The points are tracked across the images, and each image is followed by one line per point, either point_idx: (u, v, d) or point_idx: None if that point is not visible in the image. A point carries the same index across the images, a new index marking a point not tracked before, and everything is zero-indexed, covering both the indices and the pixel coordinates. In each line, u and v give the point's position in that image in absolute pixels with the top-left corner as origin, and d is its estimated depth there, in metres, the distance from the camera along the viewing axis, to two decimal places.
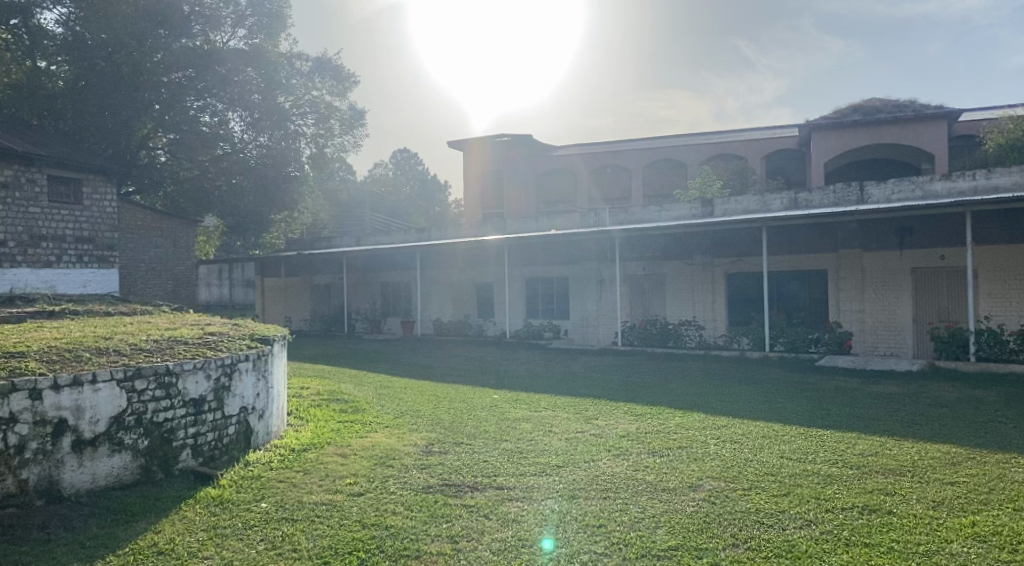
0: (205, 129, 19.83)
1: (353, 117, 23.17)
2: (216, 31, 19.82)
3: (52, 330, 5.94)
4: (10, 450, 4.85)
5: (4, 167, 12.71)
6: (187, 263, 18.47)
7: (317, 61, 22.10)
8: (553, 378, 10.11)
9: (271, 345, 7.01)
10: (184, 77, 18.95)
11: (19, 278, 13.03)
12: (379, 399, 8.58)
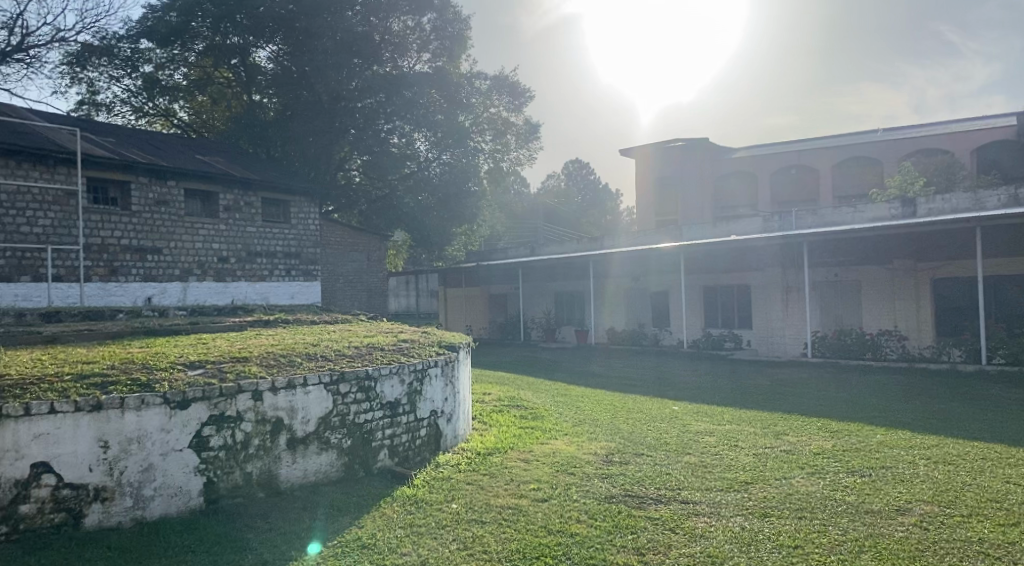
0: (395, 150, 20.73)
1: (529, 133, 23.71)
2: (403, 57, 21.21)
3: (268, 337, 6.56)
4: (238, 445, 5.45)
5: (227, 193, 14.30)
6: (379, 274, 19.76)
7: (496, 79, 22.63)
8: (741, 390, 9.75)
9: (457, 352, 7.32)
10: (375, 101, 19.85)
11: (239, 291, 14.56)
12: (557, 406, 8.68)
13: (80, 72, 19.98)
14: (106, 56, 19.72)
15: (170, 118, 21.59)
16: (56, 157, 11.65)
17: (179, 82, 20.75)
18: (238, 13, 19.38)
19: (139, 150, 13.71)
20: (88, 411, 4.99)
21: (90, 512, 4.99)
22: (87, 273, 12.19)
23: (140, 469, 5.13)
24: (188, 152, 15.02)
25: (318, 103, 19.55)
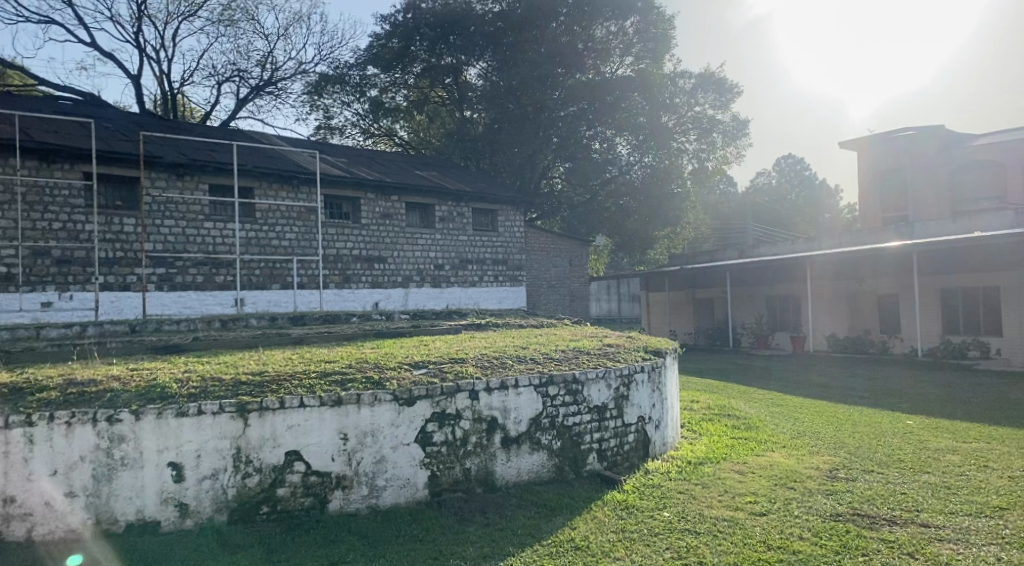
0: (597, 156, 20.93)
1: (737, 129, 22.58)
2: (606, 63, 21.35)
3: (481, 341, 6.89)
4: (458, 441, 5.76)
5: (443, 204, 15.38)
6: (580, 280, 20.02)
7: (701, 75, 22.00)
8: (1002, 403, 8.83)
9: (664, 357, 7.25)
10: (577, 109, 20.32)
11: (454, 296, 15.48)
12: (773, 417, 8.33)
13: (320, 99, 23.13)
14: (339, 83, 22.61)
15: (392, 137, 23.36)
16: (300, 178, 13.02)
17: (400, 104, 22.75)
18: (452, 34, 21.45)
19: (365, 167, 15.05)
20: (330, 406, 5.51)
21: (333, 498, 5.49)
22: (326, 281, 13.46)
23: (374, 461, 5.57)
24: (406, 168, 16.25)
25: (522, 115, 20.56)
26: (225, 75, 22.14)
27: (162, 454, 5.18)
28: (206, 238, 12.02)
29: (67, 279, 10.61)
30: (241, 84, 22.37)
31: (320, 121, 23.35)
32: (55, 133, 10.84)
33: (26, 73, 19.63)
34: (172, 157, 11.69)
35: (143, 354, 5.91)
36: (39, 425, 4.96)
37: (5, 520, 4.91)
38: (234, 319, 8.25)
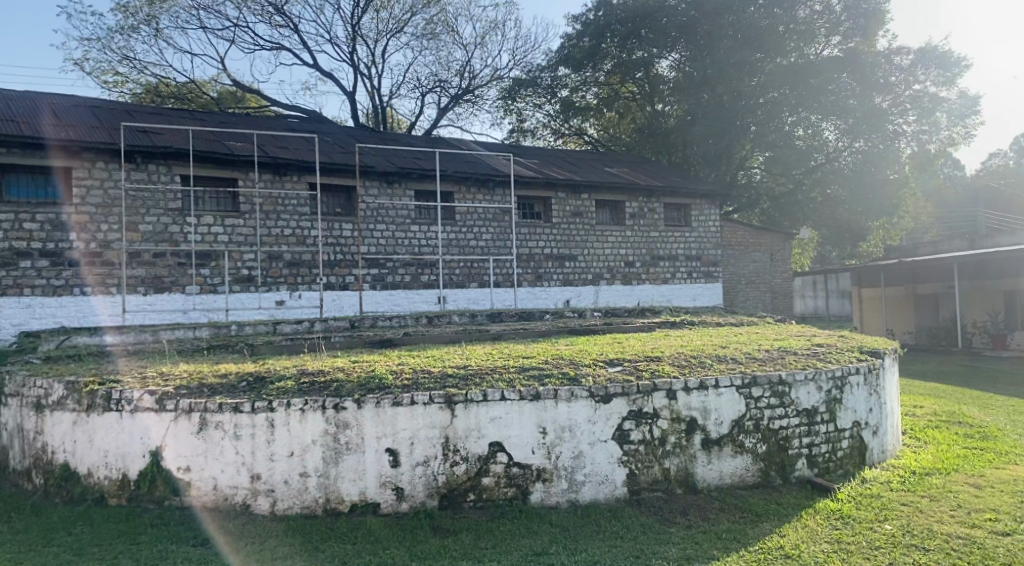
0: (800, 143, 19.88)
1: (965, 107, 20.33)
2: (810, 45, 20.04)
3: (677, 341, 6.82)
4: (656, 440, 5.71)
5: (633, 200, 15.38)
6: (783, 275, 19.34)
7: (922, 50, 19.95)
8: None
9: (882, 359, 6.75)
10: (778, 94, 19.52)
11: (645, 293, 15.45)
12: (1015, 427, 7.50)
13: (513, 103, 24.52)
14: (532, 86, 23.73)
15: (582, 136, 24.25)
16: (495, 181, 13.65)
17: (591, 101, 23.37)
18: (644, 28, 21.22)
19: (558, 167, 15.35)
20: (530, 400, 5.66)
21: (534, 490, 5.65)
22: (520, 279, 14.04)
23: (572, 456, 5.66)
24: (596, 165, 16.51)
25: (719, 104, 19.81)
26: (429, 86, 23.55)
27: (381, 440, 5.56)
28: (413, 240, 12.99)
29: (296, 280, 11.86)
30: (442, 94, 23.72)
31: (514, 124, 24.91)
32: (285, 148, 12.15)
33: (261, 96, 22.52)
34: (383, 166, 12.66)
35: (361, 348, 6.42)
36: (278, 411, 5.45)
37: (253, 495, 5.43)
38: (438, 315, 8.87)
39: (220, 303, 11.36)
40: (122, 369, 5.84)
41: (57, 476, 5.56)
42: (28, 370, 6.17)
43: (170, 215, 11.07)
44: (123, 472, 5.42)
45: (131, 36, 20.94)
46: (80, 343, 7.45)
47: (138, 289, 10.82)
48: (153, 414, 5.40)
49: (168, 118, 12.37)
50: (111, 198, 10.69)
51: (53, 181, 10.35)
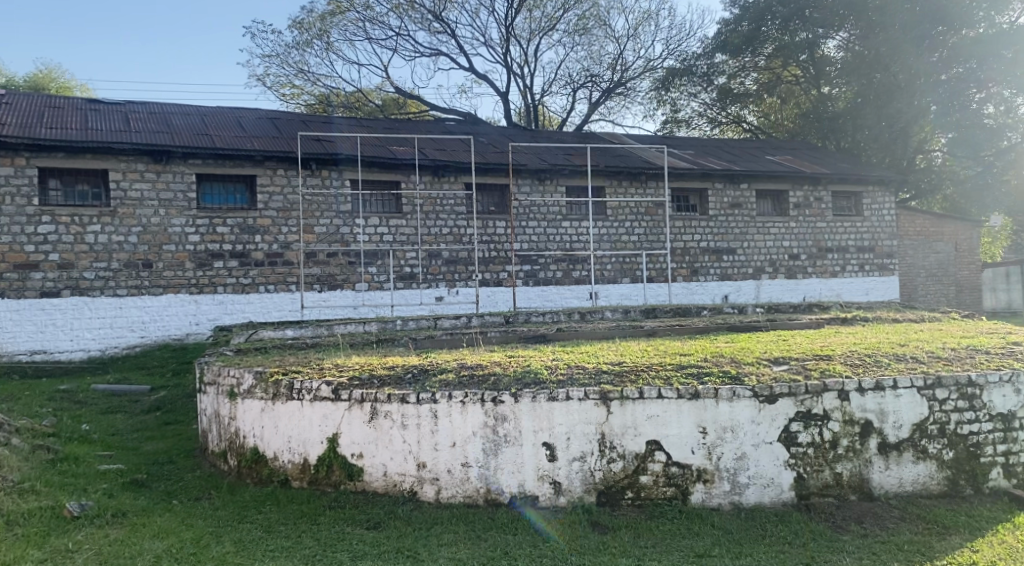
0: (990, 122, 19.15)
1: None
2: (1004, 11, 18.41)
3: (849, 338, 6.60)
4: (826, 444, 5.49)
5: (797, 190, 16.17)
6: (970, 268, 18.20)
7: None
8: None
9: None
10: (965, 68, 18.81)
11: (811, 288, 16.34)
12: None
13: (667, 93, 24.46)
14: (687, 75, 23.53)
15: (741, 123, 24.01)
16: (648, 174, 14.82)
17: (749, 87, 23.08)
18: (808, 8, 20.61)
19: (713, 158, 16.37)
20: (688, 399, 5.53)
21: (695, 490, 5.54)
22: (674, 274, 15.19)
23: (735, 457, 5.51)
24: (758, 155, 17.15)
25: (892, 83, 19.09)
26: (580, 82, 24.82)
27: (538, 434, 5.62)
28: (564, 236, 14.45)
29: (453, 278, 13.75)
30: (593, 89, 25.03)
31: (668, 115, 24.89)
32: (444, 151, 14.05)
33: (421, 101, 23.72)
34: (535, 164, 14.15)
35: (517, 343, 6.56)
36: (441, 402, 5.66)
37: (419, 482, 5.68)
38: (590, 312, 8.93)
39: (386, 299, 13.41)
40: (300, 361, 6.26)
41: (248, 457, 6.09)
42: (222, 361, 6.75)
43: (340, 217, 13.16)
44: (303, 456, 5.84)
45: (306, 52, 23.55)
46: (266, 337, 8.05)
47: (315, 286, 12.98)
48: (330, 402, 5.77)
49: (338, 128, 14.67)
50: (290, 203, 12.88)
51: (240, 188, 12.82)
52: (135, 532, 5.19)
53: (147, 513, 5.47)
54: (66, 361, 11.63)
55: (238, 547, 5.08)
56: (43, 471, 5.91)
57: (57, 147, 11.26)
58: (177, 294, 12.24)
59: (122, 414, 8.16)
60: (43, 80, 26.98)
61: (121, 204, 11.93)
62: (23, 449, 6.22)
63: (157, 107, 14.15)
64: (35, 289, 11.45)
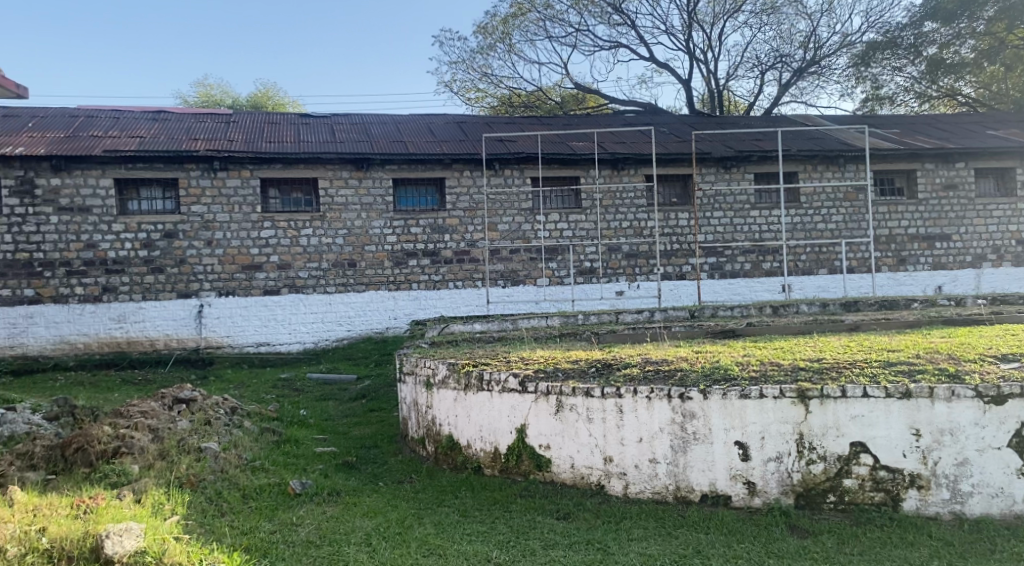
0: None
1: None
2: None
3: None
4: None
5: None
6: None
7: None
8: None
9: None
10: None
11: None
12: None
13: (867, 69, 23.33)
14: (891, 48, 22.30)
15: (956, 97, 22.14)
16: (847, 157, 14.28)
17: (967, 56, 21.10)
18: None
19: (921, 136, 15.33)
20: (899, 398, 5.11)
21: (907, 497, 5.14)
22: (878, 264, 14.51)
23: (955, 463, 5.04)
24: (977, 130, 15.72)
25: None
26: (769, 63, 24.27)
27: (729, 433, 5.40)
28: (753, 227, 14.31)
29: (634, 272, 13.97)
30: (784, 69, 24.30)
31: (868, 93, 23.71)
32: (624, 144, 14.28)
33: (600, 95, 23.84)
34: (721, 152, 14.18)
35: (706, 339, 6.45)
36: (626, 397, 5.59)
37: (606, 476, 5.70)
38: (784, 305, 8.69)
39: (567, 294, 13.88)
40: (489, 355, 6.48)
41: (444, 444, 6.42)
42: (418, 353, 7.14)
43: (522, 214, 13.82)
44: (495, 444, 6.06)
45: (490, 55, 24.63)
46: (457, 331, 8.40)
47: (499, 282, 13.76)
48: (518, 394, 5.92)
49: (520, 127, 15.37)
50: (476, 203, 13.71)
51: (431, 190, 13.82)
52: (347, 510, 5.63)
53: (357, 493, 5.92)
54: (286, 352, 13.19)
55: (439, 529, 5.37)
56: (270, 451, 6.60)
57: (277, 159, 12.84)
58: (377, 291, 13.46)
59: (333, 401, 8.97)
60: (261, 99, 30.44)
61: (329, 209, 13.23)
62: (253, 432, 7.01)
63: (359, 117, 15.65)
64: (260, 288, 13.06)
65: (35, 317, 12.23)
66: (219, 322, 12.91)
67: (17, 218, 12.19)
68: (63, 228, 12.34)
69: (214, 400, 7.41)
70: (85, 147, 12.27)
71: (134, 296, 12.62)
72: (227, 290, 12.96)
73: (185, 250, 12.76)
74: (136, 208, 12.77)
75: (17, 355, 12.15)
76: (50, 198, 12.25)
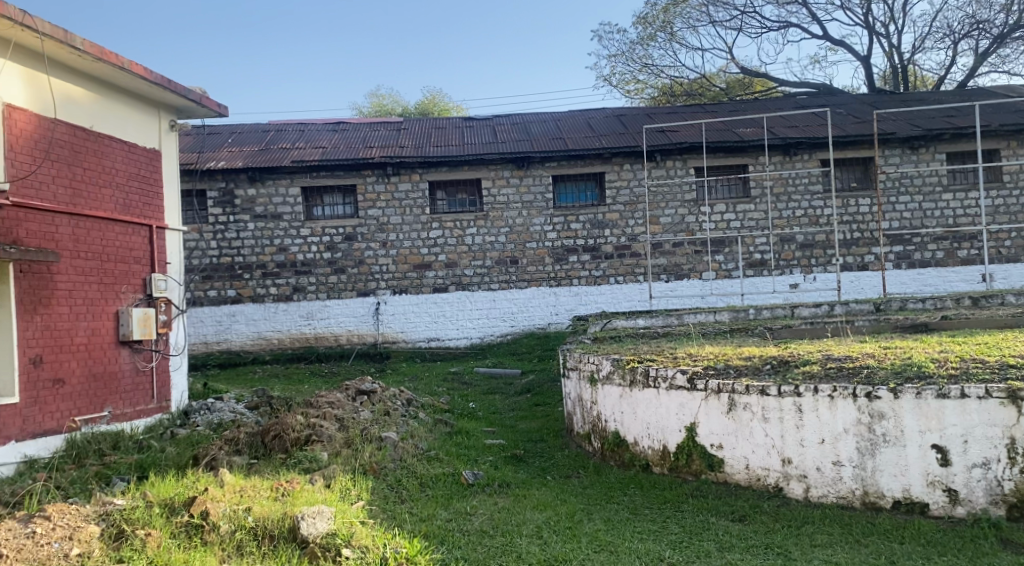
0: None
1: None
2: None
3: None
4: None
5: None
6: None
7: None
8: None
9: None
10: None
11: None
12: None
13: None
14: None
15: None
16: None
17: None
18: None
19: None
20: None
21: None
22: None
23: None
24: None
25: None
26: (963, 30, 22.53)
27: (925, 436, 4.98)
28: (945, 210, 13.59)
29: (810, 263, 13.63)
30: (981, 37, 22.41)
31: None
32: (795, 128, 13.78)
33: (768, 79, 23.00)
34: (907, 131, 13.47)
35: (895, 335, 6.06)
36: (806, 396, 5.28)
37: (785, 478, 5.43)
38: (985, 296, 7.99)
39: (735, 288, 13.76)
40: (655, 351, 6.38)
41: (611, 441, 6.41)
42: (582, 349, 7.16)
43: (686, 206, 13.74)
44: (663, 443, 5.96)
45: (650, 45, 24.39)
46: (619, 326, 8.40)
47: (662, 276, 13.74)
48: (686, 391, 5.78)
49: (682, 116, 15.14)
50: (636, 196, 13.73)
51: (591, 185, 13.97)
52: (518, 502, 5.74)
53: (527, 485, 6.03)
54: (454, 347, 13.78)
55: (609, 525, 5.34)
56: (443, 441, 6.90)
57: (444, 162, 13.47)
58: (539, 288, 13.78)
59: (499, 395, 9.26)
60: (428, 106, 32.06)
61: (492, 208, 13.70)
62: (428, 422, 7.39)
63: (518, 118, 16.04)
64: (430, 286, 13.73)
65: (236, 316, 13.48)
66: (394, 319, 13.69)
67: (220, 226, 13.45)
68: (258, 233, 13.48)
69: (391, 392, 7.91)
70: (275, 159, 13.41)
71: (320, 295, 13.62)
72: (399, 288, 13.72)
73: (363, 252, 13.63)
74: (320, 213, 13.78)
75: (223, 350, 13.41)
76: (247, 207, 13.45)
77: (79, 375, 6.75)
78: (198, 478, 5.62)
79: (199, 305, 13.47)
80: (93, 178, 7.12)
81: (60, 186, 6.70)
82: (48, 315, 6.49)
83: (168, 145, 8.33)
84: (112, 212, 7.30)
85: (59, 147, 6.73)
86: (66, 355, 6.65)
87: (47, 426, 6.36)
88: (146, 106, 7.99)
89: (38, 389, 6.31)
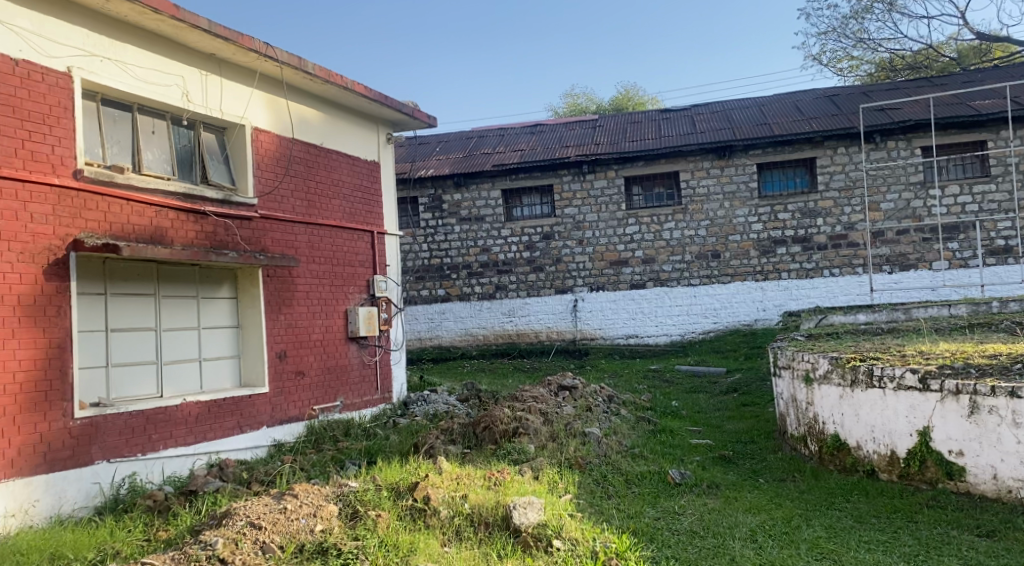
0: None
1: None
2: None
3: None
4: None
5: None
6: None
7: None
8: None
9: None
10: None
11: None
12: None
13: None
14: None
15: None
16: None
17: None
18: None
19: None
20: None
21: None
22: None
23: None
24: None
25: None
26: None
27: None
28: None
29: None
30: None
31: None
32: None
33: (1011, 42, 20.42)
34: None
35: None
36: None
37: None
38: None
39: (974, 278, 12.52)
40: (878, 348, 5.95)
41: (830, 444, 6.04)
42: (794, 347, 6.85)
43: (911, 189, 12.67)
44: (891, 447, 5.52)
45: (867, 16, 22.56)
46: (834, 322, 7.93)
47: (884, 267, 12.78)
48: (918, 392, 5.32)
49: (905, 92, 13.91)
50: (852, 181, 12.84)
51: (801, 172, 13.28)
52: (729, 503, 5.57)
53: (738, 488, 5.84)
54: (654, 344, 13.65)
55: (831, 533, 5.01)
56: (647, 440, 6.87)
57: (640, 157, 13.42)
58: (743, 282, 13.32)
59: (704, 394, 9.13)
60: (621, 101, 32.03)
61: (691, 201, 13.43)
62: (630, 420, 7.46)
63: (718, 106, 15.57)
64: (627, 282, 13.72)
65: (446, 313, 14.30)
66: (592, 316, 13.82)
67: (431, 229, 14.33)
68: (464, 235, 14.20)
69: (592, 389, 8.04)
70: (478, 164, 14.10)
71: (521, 293, 14.07)
72: (597, 285, 13.83)
73: (561, 250, 13.90)
74: (520, 214, 14.24)
75: (435, 345, 14.29)
76: (454, 210, 14.24)
77: (316, 368, 7.50)
78: (419, 465, 6.01)
79: (413, 304, 14.45)
80: (324, 190, 7.85)
81: (298, 199, 7.46)
82: (291, 315, 7.25)
83: (385, 155, 8.98)
84: (339, 220, 8.00)
85: (296, 164, 7.50)
86: (306, 350, 7.41)
87: (292, 413, 7.14)
88: (365, 120, 8.70)
89: (283, 380, 7.08)
